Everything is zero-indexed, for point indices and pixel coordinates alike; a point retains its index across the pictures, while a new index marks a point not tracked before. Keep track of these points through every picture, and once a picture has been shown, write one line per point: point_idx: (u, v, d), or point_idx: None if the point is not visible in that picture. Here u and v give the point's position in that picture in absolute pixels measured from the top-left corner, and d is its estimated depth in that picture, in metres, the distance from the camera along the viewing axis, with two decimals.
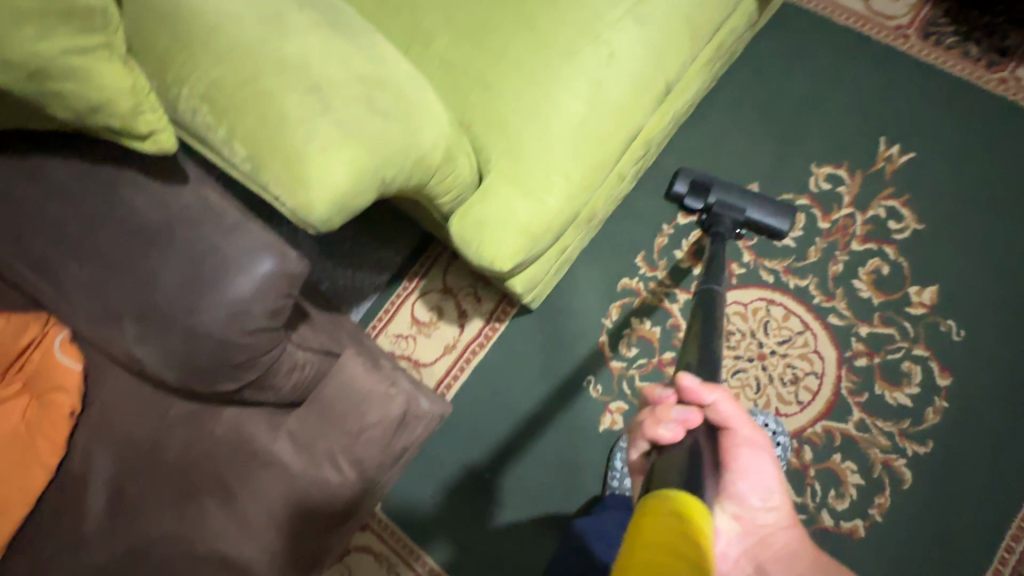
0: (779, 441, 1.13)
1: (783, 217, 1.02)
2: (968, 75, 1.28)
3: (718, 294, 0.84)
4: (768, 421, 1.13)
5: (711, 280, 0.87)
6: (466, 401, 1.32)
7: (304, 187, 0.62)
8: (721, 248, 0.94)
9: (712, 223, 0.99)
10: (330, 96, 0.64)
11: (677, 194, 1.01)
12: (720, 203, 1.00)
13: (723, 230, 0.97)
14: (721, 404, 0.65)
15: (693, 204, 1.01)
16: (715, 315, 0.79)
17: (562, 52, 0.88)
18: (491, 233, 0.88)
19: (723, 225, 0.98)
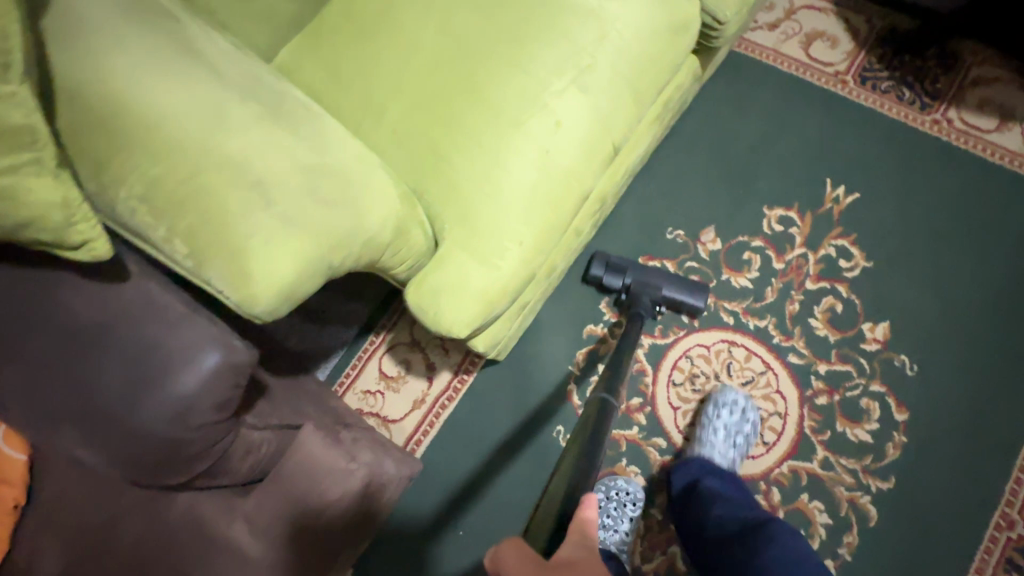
0: (748, 418, 1.18)
1: (696, 294, 1.19)
2: (903, 118, 1.35)
3: (611, 404, 0.87)
4: (736, 400, 1.19)
5: (608, 387, 0.91)
6: (437, 457, 1.30)
7: (247, 281, 0.62)
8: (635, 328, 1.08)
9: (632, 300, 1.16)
10: (272, 188, 0.64)
11: (596, 276, 1.22)
12: (636, 281, 1.19)
13: (640, 308, 1.12)
14: None
15: (614, 282, 1.21)
16: (601, 426, 0.82)
17: (510, 121, 0.89)
18: (448, 300, 0.89)
19: (641, 302, 1.15)
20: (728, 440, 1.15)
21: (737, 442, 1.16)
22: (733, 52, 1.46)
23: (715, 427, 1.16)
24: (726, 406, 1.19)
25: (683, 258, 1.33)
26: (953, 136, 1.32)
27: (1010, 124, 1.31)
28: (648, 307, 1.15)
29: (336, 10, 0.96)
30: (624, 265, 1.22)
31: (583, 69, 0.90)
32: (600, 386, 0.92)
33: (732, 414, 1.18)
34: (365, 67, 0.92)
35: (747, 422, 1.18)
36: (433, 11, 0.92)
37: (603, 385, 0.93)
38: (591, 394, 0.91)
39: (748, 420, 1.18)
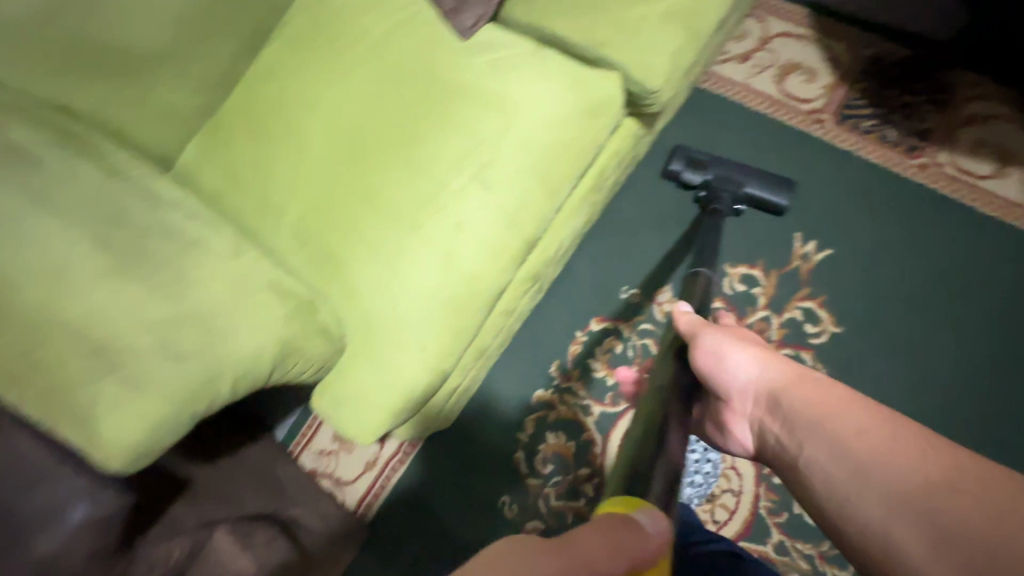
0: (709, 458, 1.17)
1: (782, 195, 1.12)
2: (886, 162, 1.22)
3: (707, 276, 0.92)
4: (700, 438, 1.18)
5: (705, 260, 0.96)
6: (386, 523, 1.29)
7: (96, 446, 0.61)
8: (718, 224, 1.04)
9: (712, 196, 1.11)
10: (119, 351, 0.63)
11: (676, 170, 1.15)
12: (718, 178, 1.13)
13: (720, 207, 1.07)
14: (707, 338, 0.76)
15: (693, 179, 1.15)
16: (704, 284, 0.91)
17: (406, 225, 0.85)
18: (349, 411, 0.87)
19: (723, 198, 1.10)
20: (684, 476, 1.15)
21: (694, 480, 1.16)
22: (698, 88, 1.34)
23: None
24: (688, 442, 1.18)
25: (638, 319, 1.27)
26: (942, 183, 1.19)
27: (1009, 169, 1.17)
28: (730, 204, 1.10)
29: (239, 108, 0.94)
30: (707, 161, 1.14)
31: (485, 164, 0.85)
32: (696, 259, 0.97)
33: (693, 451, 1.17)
34: (264, 167, 0.90)
35: (707, 461, 1.16)
36: (330, 108, 0.90)
37: (698, 260, 0.97)
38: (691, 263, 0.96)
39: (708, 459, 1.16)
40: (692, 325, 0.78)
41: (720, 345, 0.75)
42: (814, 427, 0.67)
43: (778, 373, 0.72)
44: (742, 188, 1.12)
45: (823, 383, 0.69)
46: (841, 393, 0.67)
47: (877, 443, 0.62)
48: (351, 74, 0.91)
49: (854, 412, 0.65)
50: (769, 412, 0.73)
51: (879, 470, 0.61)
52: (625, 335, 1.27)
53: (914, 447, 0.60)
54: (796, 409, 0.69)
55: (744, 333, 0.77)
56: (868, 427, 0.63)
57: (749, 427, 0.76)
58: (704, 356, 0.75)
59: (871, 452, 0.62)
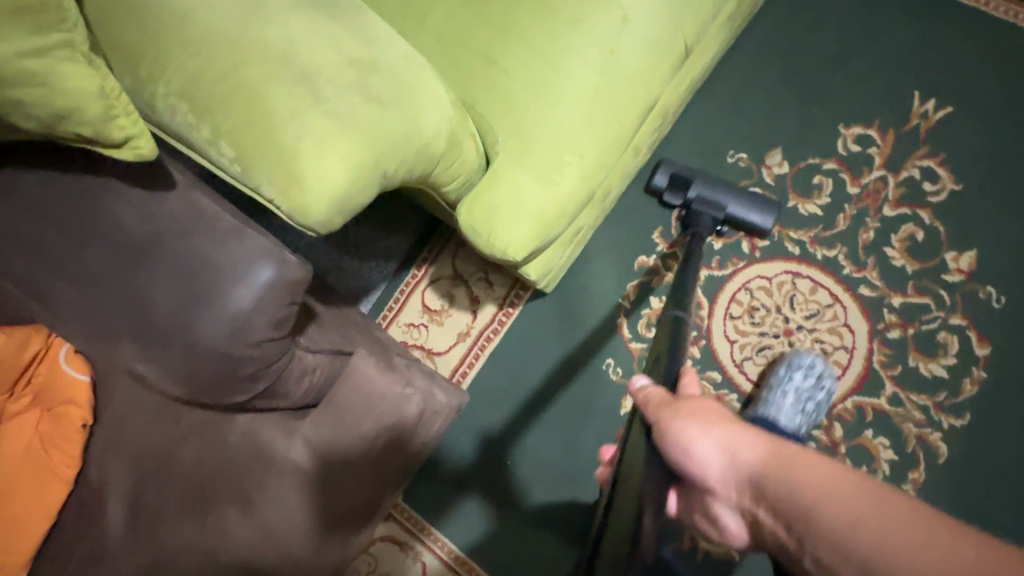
0: (823, 386, 1.09)
1: (765, 214, 1.06)
2: (1013, 18, 1.18)
3: (685, 322, 0.79)
4: (812, 364, 1.10)
5: (680, 304, 0.84)
6: (483, 389, 1.29)
7: (300, 187, 0.57)
8: (696, 249, 0.97)
9: (692, 219, 1.05)
10: (321, 85, 0.58)
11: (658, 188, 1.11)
12: (698, 199, 1.07)
13: (699, 230, 1.02)
14: (669, 425, 0.53)
15: (672, 199, 1.10)
16: (679, 342, 0.76)
17: (569, 20, 0.80)
18: (503, 221, 0.83)
19: (702, 222, 1.04)
20: (795, 406, 1.08)
21: (805, 409, 1.09)
22: None
23: (784, 390, 1.08)
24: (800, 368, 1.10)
25: (746, 185, 1.23)
26: None
27: None
28: (710, 227, 1.04)
29: None
30: (689, 178, 1.08)
31: None
32: (671, 301, 0.85)
33: (806, 378, 1.09)
34: None
35: (821, 390, 1.08)
36: None
37: (672, 302, 0.85)
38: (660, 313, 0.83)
39: (822, 387, 1.08)
40: (646, 405, 0.57)
41: (682, 428, 0.52)
42: (807, 524, 0.44)
43: (747, 449, 0.49)
44: (723, 210, 1.06)
45: (810, 457, 0.46)
46: (856, 493, 0.43)
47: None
48: None
49: (850, 495, 0.43)
50: (753, 504, 0.49)
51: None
52: None
53: (922, 545, 0.39)
54: (779, 499, 0.46)
55: (704, 402, 0.54)
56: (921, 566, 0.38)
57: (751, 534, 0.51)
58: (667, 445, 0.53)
59: (887, 557, 0.39)
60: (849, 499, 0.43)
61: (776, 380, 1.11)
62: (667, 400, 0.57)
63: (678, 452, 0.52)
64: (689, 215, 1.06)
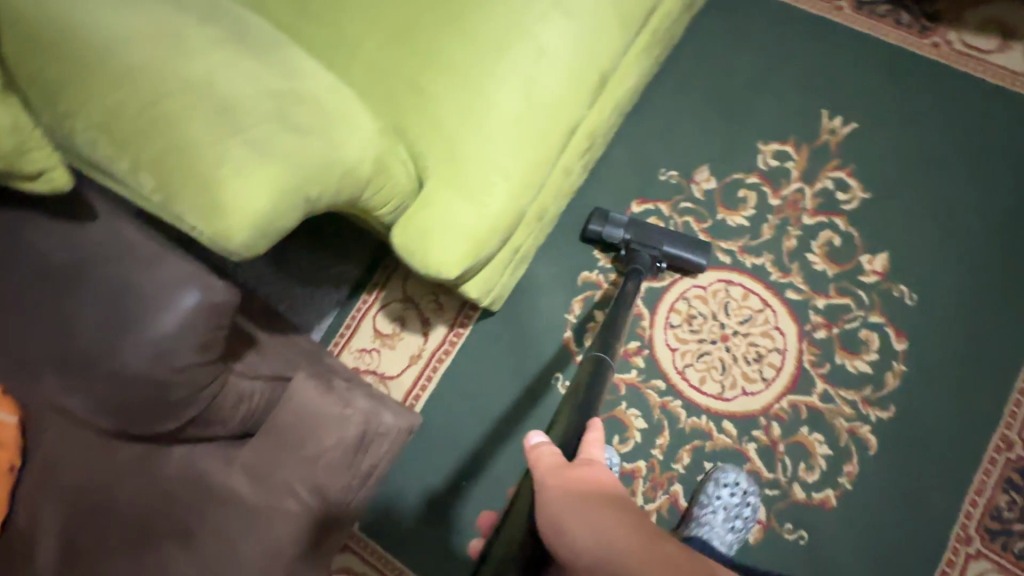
0: (749, 501, 1.12)
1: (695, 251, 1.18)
2: (902, 43, 1.29)
3: (607, 361, 0.88)
4: (738, 480, 1.13)
5: (603, 346, 0.92)
6: (436, 410, 1.29)
7: (222, 212, 0.60)
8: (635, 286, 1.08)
9: (630, 258, 1.16)
10: (241, 115, 0.61)
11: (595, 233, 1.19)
12: (635, 239, 1.18)
13: (639, 266, 1.13)
14: (547, 503, 0.54)
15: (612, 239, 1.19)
16: (597, 382, 0.83)
17: (490, 51, 0.86)
18: (437, 241, 0.86)
19: (640, 259, 1.15)
20: (726, 523, 1.10)
21: (736, 524, 1.11)
22: None
23: (714, 510, 1.10)
24: (726, 485, 1.13)
25: (678, 200, 1.30)
26: (958, 59, 1.27)
27: (1013, 45, 1.25)
28: (648, 264, 1.15)
29: None
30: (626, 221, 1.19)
31: None
32: (597, 343, 0.93)
33: (733, 495, 1.12)
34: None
35: (747, 505, 1.12)
36: None
37: (598, 344, 0.93)
38: (587, 351, 0.91)
39: (748, 503, 1.12)
40: (540, 470, 0.58)
41: (559, 510, 0.53)
42: None
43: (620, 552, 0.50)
44: (658, 248, 1.17)
45: None
46: None
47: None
48: None
49: None
50: None
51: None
52: (665, 214, 1.30)
53: None
54: None
55: (592, 486, 0.54)
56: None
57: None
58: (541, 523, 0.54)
59: None
60: None
61: (704, 497, 1.12)
62: (560, 466, 0.57)
63: (553, 532, 0.52)
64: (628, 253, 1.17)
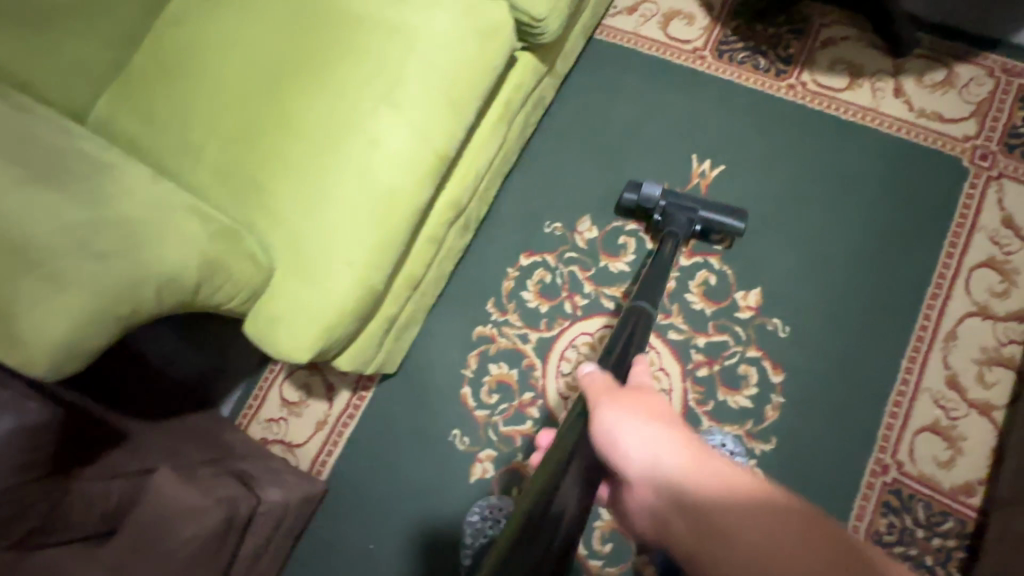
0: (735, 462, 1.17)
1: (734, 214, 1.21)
2: (762, 86, 1.36)
3: (649, 313, 0.91)
4: (723, 441, 1.18)
5: (646, 299, 0.95)
6: (344, 475, 1.32)
7: (24, 344, 0.64)
8: (672, 245, 1.13)
9: (668, 220, 1.21)
10: (35, 254, 0.67)
11: (631, 200, 1.25)
12: (672, 204, 1.23)
13: (675, 228, 1.17)
14: (607, 415, 0.59)
15: (648, 206, 1.25)
16: (636, 328, 0.85)
17: (324, 148, 0.91)
18: (285, 329, 0.90)
19: (676, 220, 1.19)
20: None
21: None
22: (594, 40, 1.47)
23: None
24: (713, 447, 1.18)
25: (563, 250, 1.35)
26: (810, 98, 1.34)
27: (861, 82, 1.32)
28: (684, 226, 1.19)
29: (145, 56, 0.97)
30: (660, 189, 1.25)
31: (391, 86, 0.91)
32: (640, 295, 0.97)
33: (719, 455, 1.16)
34: (175, 107, 0.93)
35: None
36: (236, 48, 0.94)
37: (639, 296, 0.96)
38: (626, 303, 0.94)
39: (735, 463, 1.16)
40: (589, 391, 0.63)
41: (614, 421, 0.59)
42: (716, 538, 0.52)
43: (675, 463, 0.56)
44: (695, 211, 1.21)
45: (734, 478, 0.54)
46: (779, 522, 0.50)
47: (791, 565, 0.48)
48: (258, 15, 0.95)
49: (768, 523, 0.50)
50: (665, 510, 0.56)
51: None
52: (552, 265, 1.35)
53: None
54: (696, 510, 0.54)
55: (644, 402, 0.62)
56: (777, 533, 0.50)
57: (646, 526, 0.60)
58: (598, 434, 0.59)
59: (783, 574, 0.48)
60: (765, 528, 0.50)
61: None
62: (612, 388, 0.63)
63: (611, 441, 0.58)
64: (665, 216, 1.22)
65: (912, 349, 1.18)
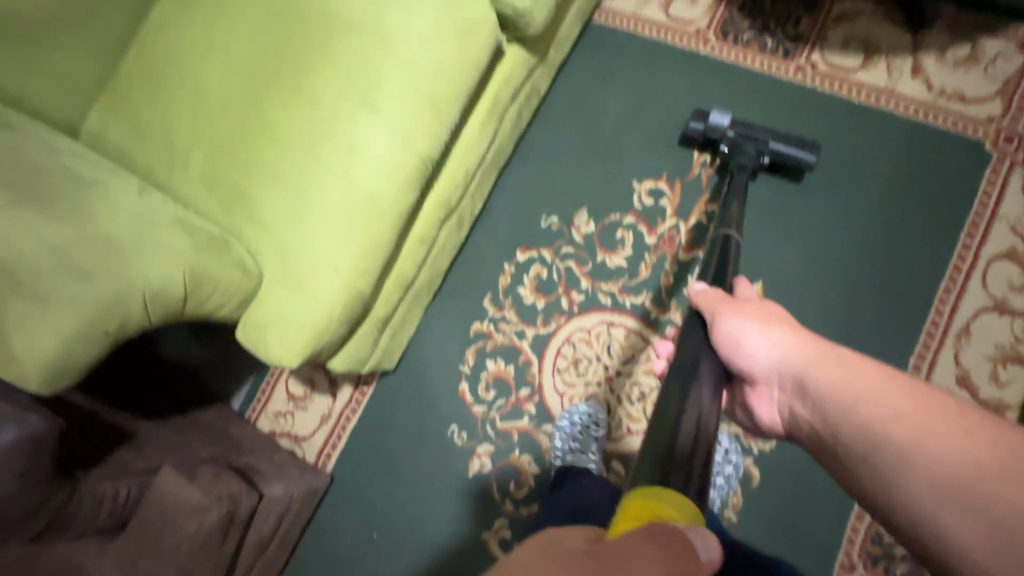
0: (730, 459, 1.15)
1: (805, 148, 1.15)
2: (768, 69, 1.29)
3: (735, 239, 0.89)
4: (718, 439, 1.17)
5: (728, 221, 0.93)
6: (348, 468, 1.36)
7: (16, 360, 0.72)
8: (743, 176, 1.08)
9: (736, 151, 1.16)
10: (24, 275, 0.74)
11: (697, 129, 1.20)
12: (740, 134, 1.17)
13: (744, 160, 1.12)
14: (726, 323, 0.75)
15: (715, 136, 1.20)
16: (727, 254, 0.87)
17: (305, 156, 0.91)
18: (272, 336, 0.92)
19: (744, 151, 1.14)
20: None
21: (717, 482, 1.15)
22: (592, 24, 1.41)
23: None
24: None
25: (559, 245, 1.33)
26: (820, 80, 1.27)
27: (875, 60, 1.24)
28: (754, 158, 1.14)
29: (131, 67, 1.00)
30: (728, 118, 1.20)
31: (369, 90, 0.90)
32: (719, 220, 0.94)
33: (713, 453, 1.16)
34: (162, 119, 0.96)
35: (728, 463, 1.15)
36: (218, 58, 0.95)
37: (718, 222, 0.94)
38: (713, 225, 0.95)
39: (729, 461, 1.15)
40: (705, 301, 0.78)
41: (735, 327, 0.75)
42: (846, 413, 0.68)
43: (800, 359, 0.74)
44: (764, 143, 1.16)
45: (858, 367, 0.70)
46: (906, 401, 0.65)
47: (881, 411, 0.65)
48: (236, 21, 0.96)
49: (884, 400, 0.66)
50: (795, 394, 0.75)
51: (877, 432, 0.65)
52: (549, 260, 1.33)
53: (940, 433, 0.61)
54: (822, 394, 0.71)
55: (757, 309, 0.77)
56: (894, 406, 0.65)
57: (773, 407, 0.80)
58: (718, 337, 0.76)
59: (904, 440, 0.63)
60: (897, 402, 0.65)
61: None
62: (726, 300, 0.78)
63: (734, 343, 0.76)
64: (732, 147, 1.17)
65: (920, 346, 1.13)
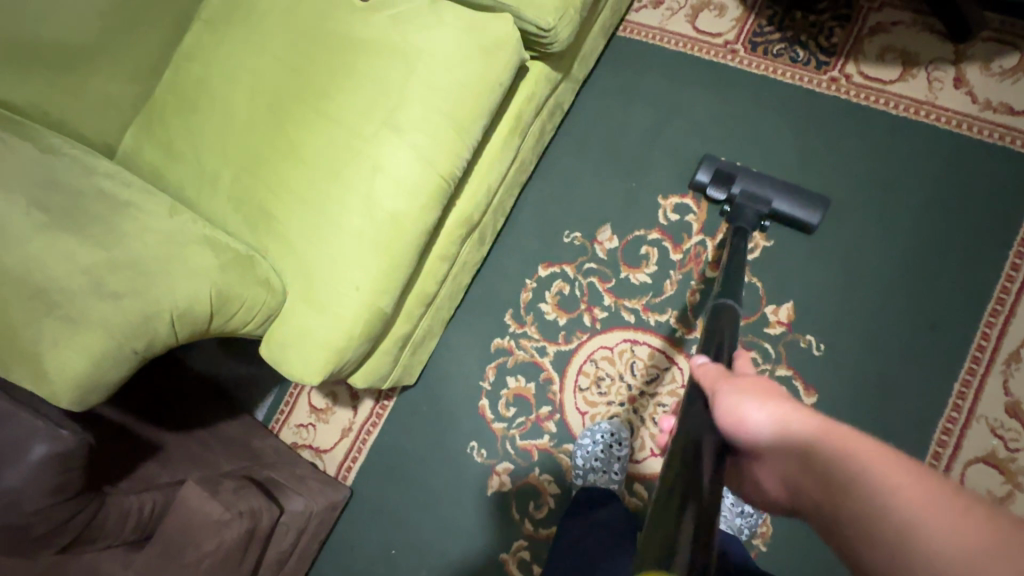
0: None
1: (810, 210, 1.12)
2: (799, 81, 1.26)
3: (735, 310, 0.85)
4: None
5: (730, 294, 0.88)
6: (367, 481, 1.36)
7: (47, 378, 0.74)
8: (741, 240, 1.02)
9: (736, 212, 1.11)
10: (57, 295, 0.77)
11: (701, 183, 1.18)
12: (743, 193, 1.14)
13: (743, 223, 1.07)
14: (723, 396, 0.62)
15: (717, 194, 1.17)
16: (722, 329, 0.80)
17: (328, 175, 0.92)
18: (294, 353, 0.93)
19: (745, 214, 1.09)
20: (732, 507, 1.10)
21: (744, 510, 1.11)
22: (616, 38, 1.40)
23: None
24: None
25: (582, 261, 1.32)
26: (854, 93, 1.22)
27: (914, 72, 1.19)
28: (754, 220, 1.09)
29: (166, 90, 1.04)
30: (732, 175, 1.16)
31: (392, 110, 0.91)
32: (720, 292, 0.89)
33: None
34: (193, 139, 0.98)
35: None
36: (247, 80, 0.97)
37: (721, 293, 0.89)
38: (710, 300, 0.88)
39: None
40: (704, 378, 0.66)
41: (728, 399, 0.61)
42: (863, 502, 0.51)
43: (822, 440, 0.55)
44: (767, 204, 1.11)
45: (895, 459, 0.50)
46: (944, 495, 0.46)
47: (895, 495, 0.49)
48: (265, 44, 0.98)
49: (900, 485, 0.49)
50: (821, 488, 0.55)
51: (881, 521, 0.49)
52: (571, 276, 1.32)
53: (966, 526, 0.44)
54: (835, 480, 0.53)
55: (760, 381, 0.63)
56: (913, 489, 0.48)
57: (782, 484, 0.63)
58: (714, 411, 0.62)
59: (918, 535, 0.46)
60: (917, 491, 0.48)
61: None
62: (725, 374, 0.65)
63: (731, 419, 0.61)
64: (733, 206, 1.12)
65: (965, 372, 1.07)
